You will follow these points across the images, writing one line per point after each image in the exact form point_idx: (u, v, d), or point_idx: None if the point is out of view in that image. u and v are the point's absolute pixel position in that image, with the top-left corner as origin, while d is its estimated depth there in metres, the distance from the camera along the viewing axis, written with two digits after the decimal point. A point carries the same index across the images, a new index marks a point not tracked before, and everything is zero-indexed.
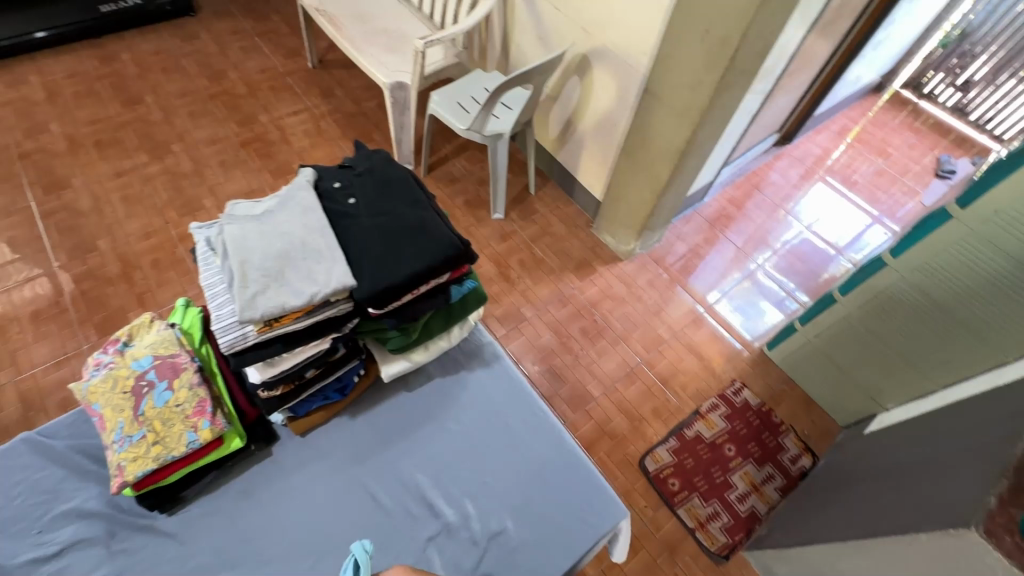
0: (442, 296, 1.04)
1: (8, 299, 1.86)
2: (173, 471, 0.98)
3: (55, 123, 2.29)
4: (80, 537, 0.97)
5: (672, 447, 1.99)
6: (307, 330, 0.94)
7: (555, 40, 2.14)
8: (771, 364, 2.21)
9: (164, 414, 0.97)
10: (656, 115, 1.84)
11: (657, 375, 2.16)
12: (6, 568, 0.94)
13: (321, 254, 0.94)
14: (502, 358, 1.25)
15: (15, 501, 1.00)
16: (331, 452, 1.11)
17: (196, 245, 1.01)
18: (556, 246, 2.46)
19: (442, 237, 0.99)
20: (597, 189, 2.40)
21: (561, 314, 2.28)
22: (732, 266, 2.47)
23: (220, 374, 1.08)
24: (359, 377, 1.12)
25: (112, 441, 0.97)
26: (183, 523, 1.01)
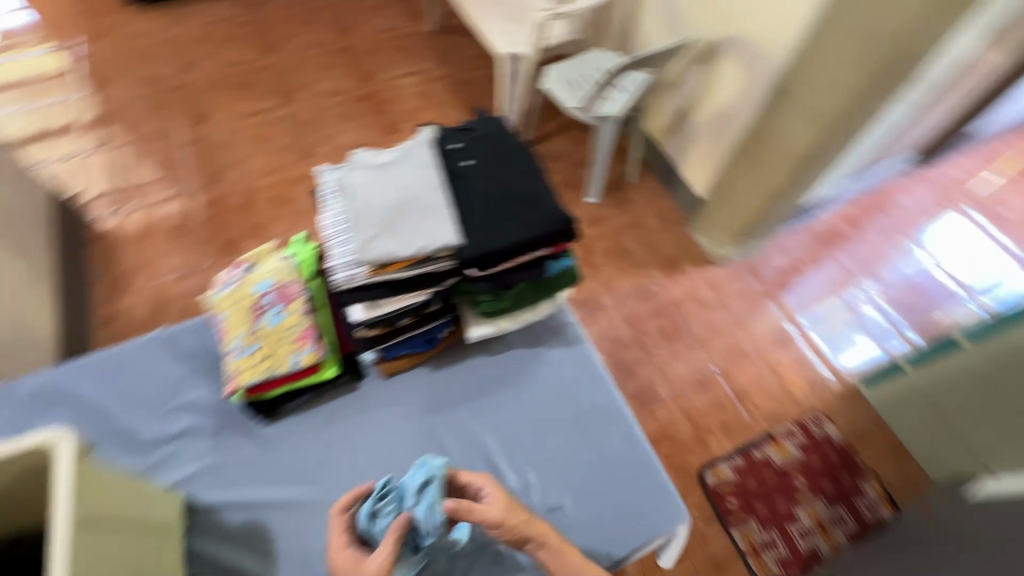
0: (537, 269, 1.05)
1: (152, 213, 2.11)
2: (275, 386, 1.09)
3: (205, 62, 2.54)
4: (194, 426, 1.11)
5: (736, 465, 1.91)
6: (410, 280, 0.99)
7: (684, 25, 2.02)
8: (863, 401, 2.03)
9: (277, 334, 1.09)
10: (781, 115, 1.69)
11: (732, 389, 2.06)
12: (135, 439, 1.10)
13: (433, 209, 0.97)
14: (584, 342, 1.23)
15: (148, 384, 1.16)
16: (408, 398, 1.16)
17: (321, 184, 1.08)
18: (646, 239, 2.39)
19: (550, 211, 1.00)
20: (700, 187, 2.27)
21: (640, 309, 2.22)
22: (836, 289, 2.27)
23: (325, 308, 1.17)
24: (446, 333, 1.18)
25: (231, 348, 1.10)
26: (276, 434, 1.12)
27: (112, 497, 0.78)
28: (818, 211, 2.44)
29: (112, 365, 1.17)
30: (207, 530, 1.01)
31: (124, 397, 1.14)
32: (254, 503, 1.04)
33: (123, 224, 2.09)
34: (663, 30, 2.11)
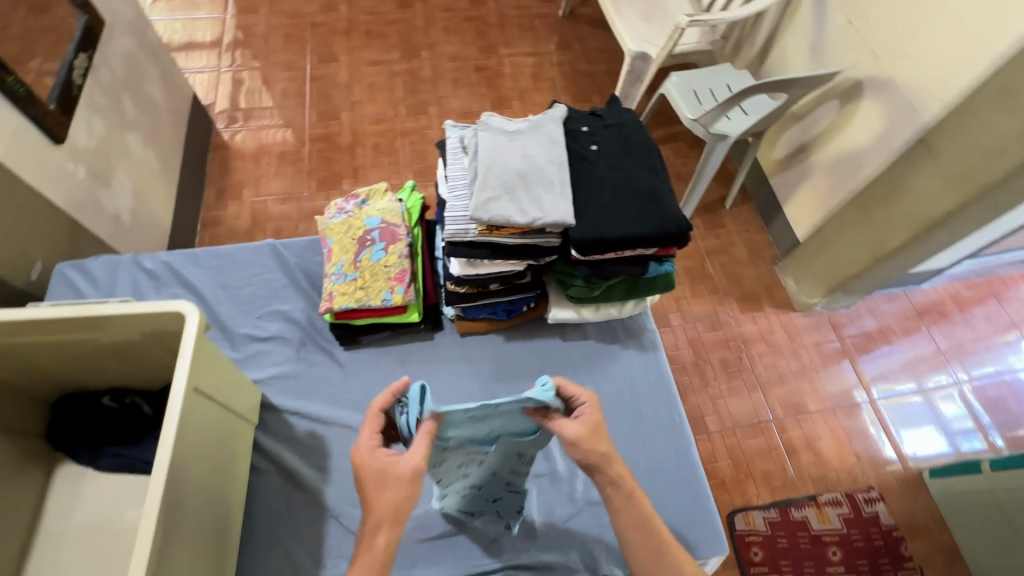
0: (639, 267, 1.05)
1: (268, 134, 2.25)
2: (362, 316, 1.15)
3: (344, 6, 2.66)
4: (282, 334, 1.20)
5: (770, 518, 1.83)
6: (514, 248, 1.02)
7: (828, 56, 1.84)
8: (925, 492, 1.88)
9: (375, 269, 1.15)
10: (919, 173, 1.56)
11: (784, 442, 1.96)
12: (231, 332, 1.20)
13: (553, 185, 0.98)
14: (659, 350, 1.22)
15: (251, 287, 1.26)
16: (477, 361, 1.19)
17: (449, 139, 1.12)
18: (729, 269, 2.30)
19: (667, 212, 0.98)
20: (802, 229, 2.15)
21: (708, 336, 2.15)
22: (924, 368, 2.10)
23: (421, 256, 1.23)
24: (527, 308, 1.20)
25: (332, 272, 1.17)
26: (351, 361, 1.18)
27: (216, 377, 0.89)
28: (924, 283, 2.26)
29: (224, 262, 1.28)
30: (275, 430, 1.08)
31: (229, 293, 1.25)
32: (319, 418, 1.10)
33: (242, 139, 2.23)
34: (806, 57, 1.93)
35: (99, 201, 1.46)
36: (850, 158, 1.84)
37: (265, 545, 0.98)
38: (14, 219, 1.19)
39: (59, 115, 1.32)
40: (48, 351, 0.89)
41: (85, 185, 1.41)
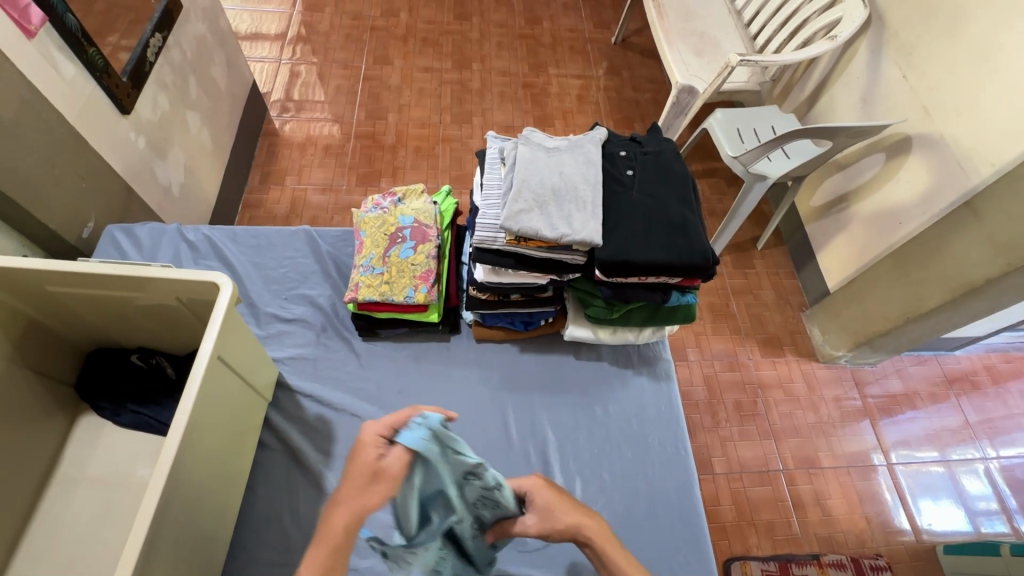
0: (661, 294, 1.05)
1: (316, 127, 2.33)
2: (384, 310, 1.18)
3: (404, 13, 2.76)
4: (305, 318, 1.24)
5: (769, 570, 1.75)
6: (539, 261, 1.03)
7: (880, 107, 1.82)
8: (936, 567, 1.80)
9: (402, 266, 1.18)
10: (962, 236, 1.53)
11: (792, 494, 1.90)
12: (258, 309, 1.24)
13: (585, 204, 1.00)
14: (672, 382, 1.21)
15: (283, 269, 1.30)
16: (489, 367, 1.21)
17: (489, 150, 1.15)
18: (754, 310, 2.27)
19: (696, 243, 0.99)
20: (834, 280, 2.11)
21: (724, 376, 2.12)
22: (948, 438, 2.02)
23: (448, 259, 1.25)
24: (545, 322, 1.21)
25: (361, 265, 1.20)
26: (368, 352, 1.21)
27: (239, 349, 0.92)
28: (957, 351, 2.19)
29: (261, 242, 1.34)
30: (286, 409, 1.11)
31: (261, 272, 1.30)
32: (330, 404, 1.13)
33: (292, 128, 2.32)
34: (856, 107, 1.92)
35: (153, 171, 1.53)
36: (891, 213, 1.80)
37: (261, 521, 1.00)
38: (75, 179, 1.26)
39: (128, 87, 1.40)
40: (88, 302, 0.93)
41: (143, 154, 1.48)
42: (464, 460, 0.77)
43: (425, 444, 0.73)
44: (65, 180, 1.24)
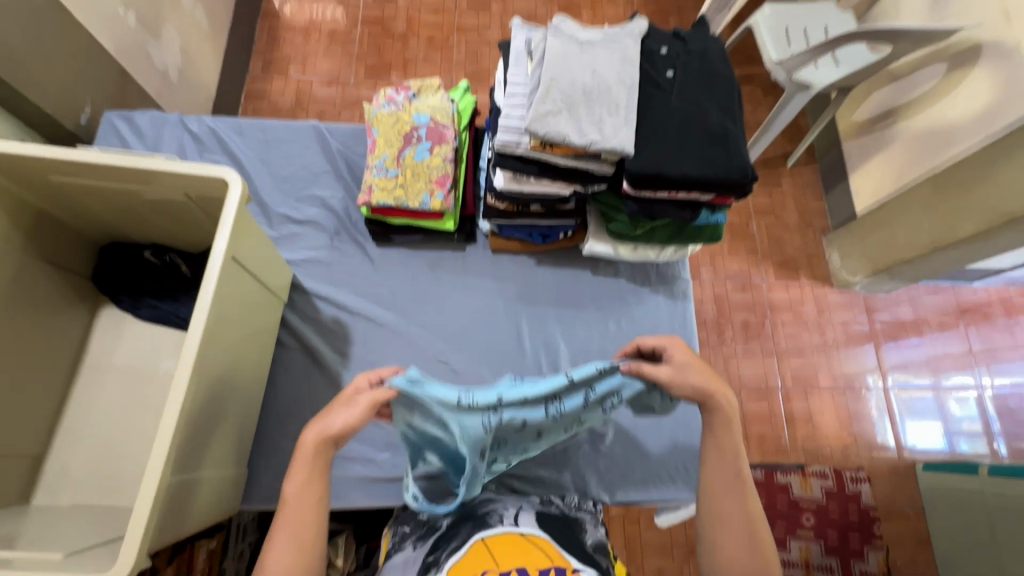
0: (689, 211, 1.00)
1: (320, 8, 2.12)
2: (399, 216, 1.13)
3: None
4: (318, 220, 1.20)
5: (755, 477, 1.89)
6: (562, 171, 0.97)
7: (953, 8, 1.61)
8: (912, 483, 1.92)
9: (418, 169, 1.11)
10: (1014, 162, 1.42)
11: (787, 411, 1.98)
12: (269, 209, 1.20)
13: (618, 108, 0.91)
14: (688, 302, 1.20)
15: (292, 168, 1.25)
16: (504, 279, 1.19)
17: (514, 40, 1.03)
18: (775, 231, 2.21)
19: (734, 158, 0.92)
20: (861, 202, 2.01)
21: (735, 296, 2.11)
22: (948, 366, 2.05)
23: (465, 164, 1.18)
24: (564, 237, 1.18)
25: (373, 165, 1.13)
26: (382, 257, 1.19)
27: (252, 250, 0.89)
28: (976, 282, 2.14)
29: (268, 137, 1.26)
30: (303, 310, 1.12)
31: (269, 170, 1.24)
32: (346, 308, 1.13)
33: (292, 10, 2.11)
34: (924, 7, 1.71)
35: (147, 53, 1.42)
36: (941, 132, 1.67)
37: (282, 414, 1.05)
38: (65, 58, 1.16)
39: None
40: (96, 195, 0.90)
41: (135, 34, 1.36)
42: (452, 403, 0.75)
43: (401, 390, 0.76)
44: (55, 59, 1.14)
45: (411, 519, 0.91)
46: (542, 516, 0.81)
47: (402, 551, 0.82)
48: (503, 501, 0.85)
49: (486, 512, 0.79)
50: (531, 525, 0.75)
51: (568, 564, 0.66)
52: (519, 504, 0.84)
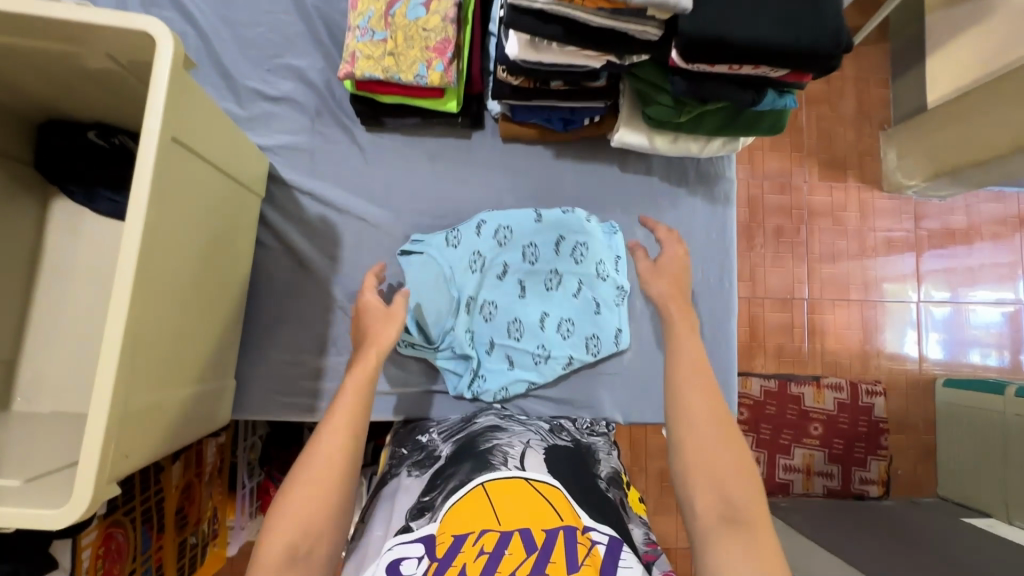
0: (751, 94, 0.79)
1: None
2: (389, 94, 0.93)
3: None
4: (295, 97, 1.01)
5: (767, 387, 1.84)
6: (591, 34, 0.75)
7: None
8: (928, 397, 1.89)
9: (410, 31, 0.89)
10: None
11: (809, 323, 1.88)
12: (236, 82, 1.00)
13: None
14: (730, 208, 1.03)
15: (260, 29, 1.02)
16: (515, 175, 1.02)
17: None
18: (826, 124, 1.93)
19: (822, 21, 0.70)
20: (935, 91, 1.72)
21: (771, 198, 1.90)
22: (991, 280, 1.91)
23: (471, 27, 0.95)
24: (589, 123, 0.98)
25: (356, 26, 0.91)
26: (373, 145, 1.02)
27: (201, 130, 0.70)
28: None
29: None
30: (283, 207, 0.98)
31: (232, 32, 1.01)
32: (333, 205, 0.99)
33: None
34: None
35: None
36: None
37: (268, 322, 0.96)
38: None
39: None
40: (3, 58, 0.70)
41: None
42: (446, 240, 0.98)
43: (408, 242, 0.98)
44: None
45: (410, 440, 0.85)
46: (550, 454, 0.73)
47: (397, 477, 0.76)
48: (507, 432, 0.77)
49: (488, 448, 0.72)
50: (539, 469, 0.68)
51: (579, 523, 0.60)
52: (526, 439, 0.76)
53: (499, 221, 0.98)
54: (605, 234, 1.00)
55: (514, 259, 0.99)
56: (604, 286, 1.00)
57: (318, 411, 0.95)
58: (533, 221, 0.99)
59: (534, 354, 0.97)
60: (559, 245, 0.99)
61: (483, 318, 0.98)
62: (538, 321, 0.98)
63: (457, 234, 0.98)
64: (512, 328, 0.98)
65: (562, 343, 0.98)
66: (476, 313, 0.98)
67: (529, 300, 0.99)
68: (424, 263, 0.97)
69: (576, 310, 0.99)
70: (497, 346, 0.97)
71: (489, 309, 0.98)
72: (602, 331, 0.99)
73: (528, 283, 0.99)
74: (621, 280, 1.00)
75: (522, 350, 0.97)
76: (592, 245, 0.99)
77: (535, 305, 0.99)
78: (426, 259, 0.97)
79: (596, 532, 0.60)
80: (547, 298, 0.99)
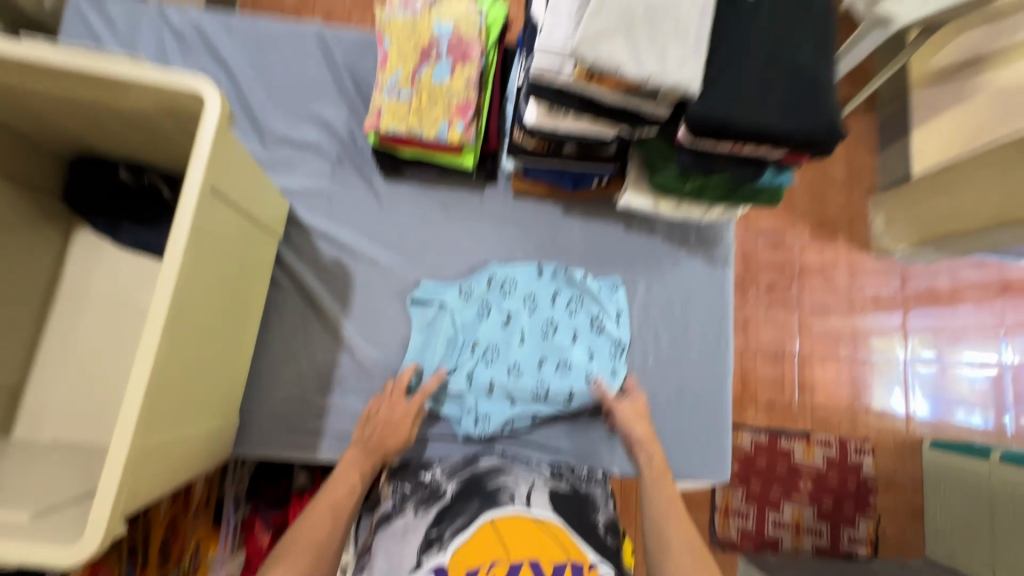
0: (752, 170, 0.84)
1: None
2: (411, 148, 0.98)
3: None
4: (318, 144, 1.06)
5: (758, 441, 1.86)
6: (607, 108, 0.81)
7: None
8: (916, 457, 1.91)
9: (435, 91, 0.95)
10: None
11: (799, 377, 1.91)
12: (263, 127, 1.05)
13: (687, 33, 0.73)
14: (728, 269, 1.08)
15: (290, 79, 1.08)
16: (524, 229, 1.07)
17: None
18: (817, 187, 2.02)
19: (822, 109, 0.75)
20: (920, 163, 1.82)
21: (765, 255, 1.97)
22: (975, 343, 1.96)
23: (491, 91, 1.01)
24: (597, 184, 1.03)
25: (384, 84, 0.97)
26: (390, 193, 1.06)
27: (235, 179, 0.74)
28: None
29: (262, 40, 1.08)
30: (300, 249, 1.01)
31: (263, 81, 1.07)
32: (347, 247, 1.02)
33: None
34: None
35: None
36: None
37: (275, 360, 0.98)
38: None
39: None
40: (53, 102, 0.75)
41: None
42: (451, 294, 1.01)
43: (420, 292, 1.01)
44: None
45: (412, 477, 0.86)
46: (554, 497, 0.74)
47: (402, 515, 0.76)
48: (512, 473, 0.78)
49: (495, 488, 0.72)
50: (544, 507, 0.70)
51: None
52: (531, 480, 0.77)
53: (504, 276, 1.02)
54: (605, 291, 1.04)
55: (514, 312, 1.02)
56: (601, 338, 1.03)
57: (318, 451, 0.95)
58: (535, 276, 1.03)
59: (535, 388, 0.98)
60: (559, 304, 1.03)
61: (484, 361, 0.99)
62: (538, 364, 1.00)
63: (469, 286, 1.02)
64: (511, 369, 0.99)
65: (562, 379, 0.99)
66: (477, 358, 0.99)
67: (528, 347, 1.01)
68: (432, 319, 1.01)
69: (575, 355, 1.01)
70: (496, 388, 0.98)
71: (491, 354, 1.00)
72: (601, 367, 1.01)
73: (528, 331, 1.02)
74: (620, 336, 1.02)
75: (522, 387, 0.98)
76: (589, 300, 1.03)
77: (532, 348, 1.01)
78: (434, 314, 1.01)
79: (600, 567, 0.65)
80: (547, 345, 1.01)
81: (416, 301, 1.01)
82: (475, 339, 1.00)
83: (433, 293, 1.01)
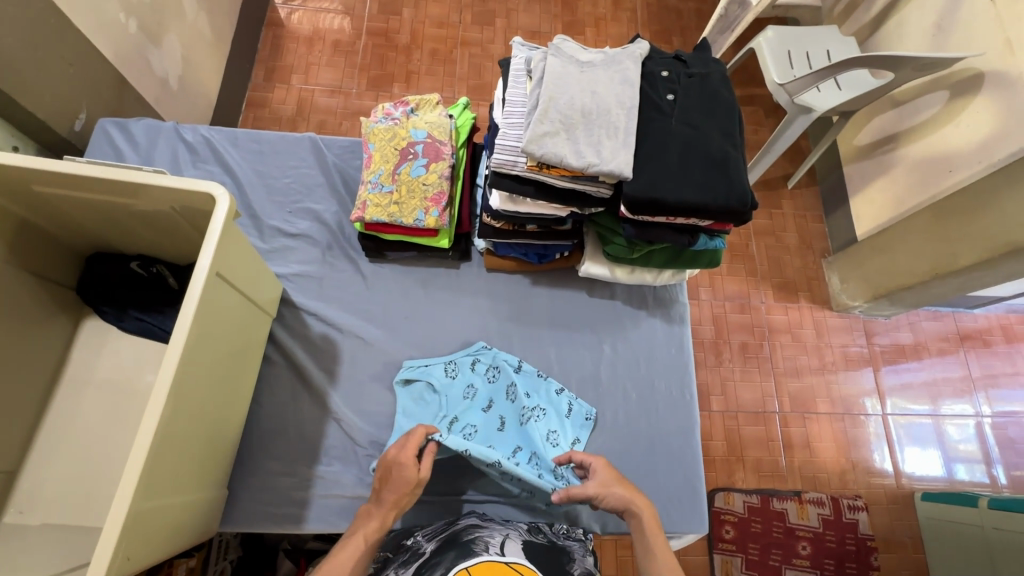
0: (688, 237, 0.98)
1: (304, 9, 1.98)
2: (393, 232, 1.11)
3: None
4: (310, 234, 1.19)
5: (750, 503, 1.85)
6: (558, 192, 0.95)
7: (958, 37, 1.61)
8: (911, 511, 1.89)
9: (412, 185, 1.09)
10: (1017, 191, 1.41)
11: (784, 436, 1.94)
12: (261, 221, 1.18)
13: (617, 131, 0.89)
14: (685, 326, 1.18)
15: (287, 179, 1.23)
16: (498, 299, 1.18)
17: (514, 61, 1.02)
18: (775, 252, 2.18)
19: (735, 184, 0.90)
20: (862, 227, 2.00)
21: (733, 317, 2.08)
22: (949, 394, 2.03)
23: (461, 182, 1.17)
24: (560, 257, 1.16)
25: (369, 180, 1.12)
26: (375, 272, 1.18)
27: (237, 266, 0.85)
28: (976, 308, 2.13)
29: (263, 148, 1.25)
30: (291, 326, 1.10)
31: (263, 182, 1.22)
32: (334, 323, 1.11)
33: (300, 19, 1.96)
34: (927, 35, 1.71)
35: (147, 60, 1.35)
36: (944, 158, 1.66)
37: (265, 433, 1.03)
38: (61, 65, 1.12)
39: None
40: (80, 205, 0.87)
41: (136, 41, 1.30)
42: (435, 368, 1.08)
43: (406, 368, 1.08)
44: (49, 64, 1.09)
45: (397, 543, 0.89)
46: (527, 546, 0.78)
47: None
48: (490, 528, 0.83)
49: (471, 539, 0.77)
50: (517, 554, 0.73)
51: None
52: (506, 533, 0.81)
53: (489, 360, 1.10)
54: (577, 420, 1.07)
55: (499, 400, 1.06)
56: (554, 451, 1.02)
57: (304, 522, 0.97)
58: (517, 369, 1.10)
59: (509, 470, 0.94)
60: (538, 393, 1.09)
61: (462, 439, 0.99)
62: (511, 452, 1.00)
63: (454, 365, 1.08)
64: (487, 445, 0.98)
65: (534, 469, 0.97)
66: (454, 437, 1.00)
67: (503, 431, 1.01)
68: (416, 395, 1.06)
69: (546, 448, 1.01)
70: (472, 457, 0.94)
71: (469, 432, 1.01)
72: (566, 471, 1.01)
73: (508, 418, 1.05)
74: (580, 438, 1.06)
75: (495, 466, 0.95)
76: (550, 415, 1.06)
77: (512, 438, 1.02)
78: (421, 390, 1.06)
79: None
80: (523, 433, 1.03)
81: (405, 376, 1.07)
82: (456, 416, 1.02)
83: (422, 371, 1.07)
